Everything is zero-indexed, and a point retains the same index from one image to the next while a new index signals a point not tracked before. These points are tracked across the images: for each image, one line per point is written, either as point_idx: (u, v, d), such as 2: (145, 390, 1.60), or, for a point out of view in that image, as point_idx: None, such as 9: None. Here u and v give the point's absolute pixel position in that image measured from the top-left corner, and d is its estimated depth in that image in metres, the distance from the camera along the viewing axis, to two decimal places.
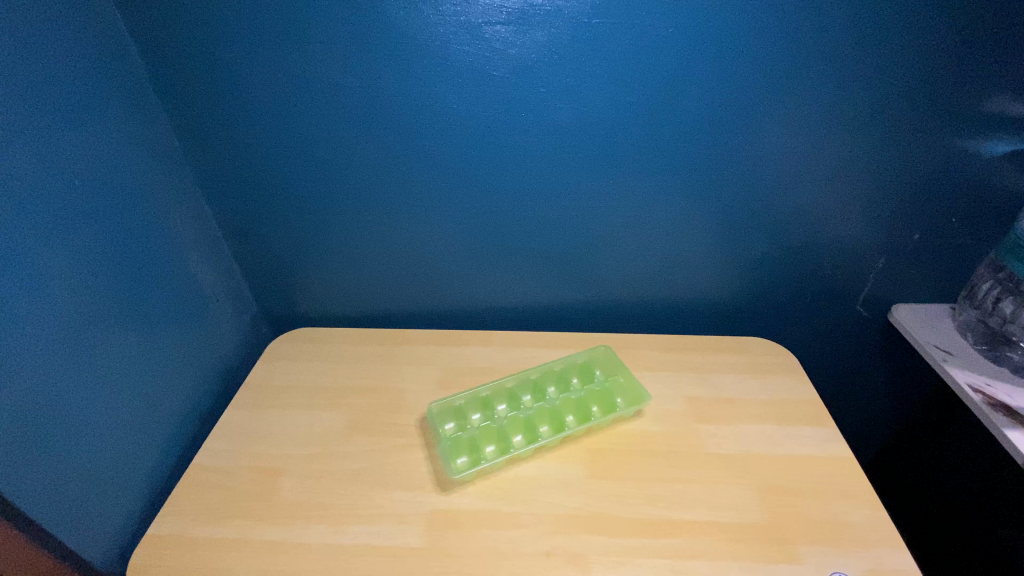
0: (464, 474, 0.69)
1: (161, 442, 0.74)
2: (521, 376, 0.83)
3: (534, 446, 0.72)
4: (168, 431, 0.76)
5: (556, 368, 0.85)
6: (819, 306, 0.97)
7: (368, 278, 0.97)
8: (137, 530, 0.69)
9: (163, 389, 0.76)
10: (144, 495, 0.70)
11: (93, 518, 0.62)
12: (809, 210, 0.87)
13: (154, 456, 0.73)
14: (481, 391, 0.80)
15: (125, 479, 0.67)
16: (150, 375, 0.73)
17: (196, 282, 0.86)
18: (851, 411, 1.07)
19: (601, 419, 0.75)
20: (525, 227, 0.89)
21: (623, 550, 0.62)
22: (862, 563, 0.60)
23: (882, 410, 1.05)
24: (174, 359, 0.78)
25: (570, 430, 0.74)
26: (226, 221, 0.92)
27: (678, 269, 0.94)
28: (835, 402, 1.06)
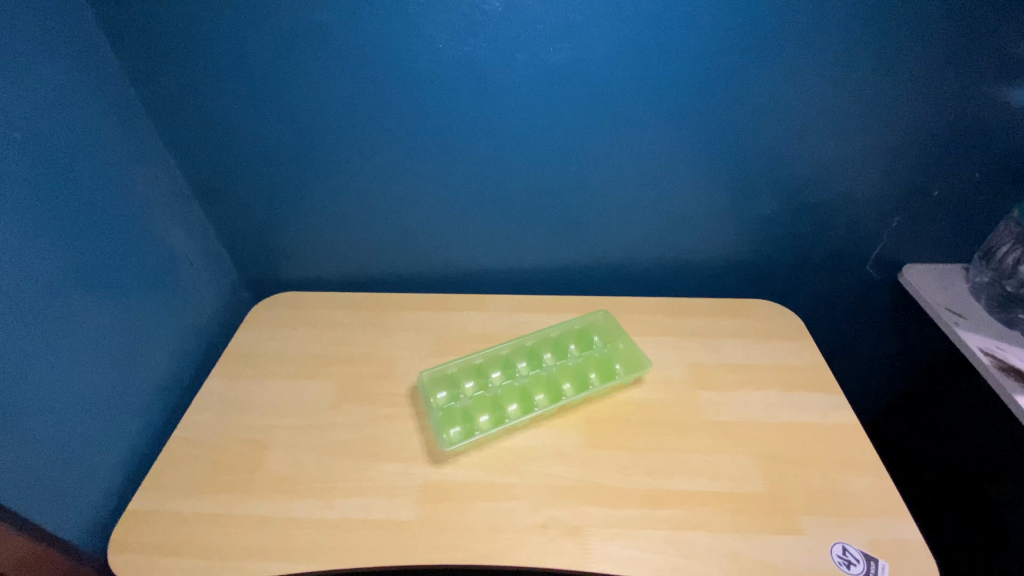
0: (457, 446, 0.66)
1: (138, 414, 0.71)
2: (515, 343, 0.79)
3: (530, 417, 0.69)
4: (146, 402, 0.73)
5: (552, 334, 0.81)
6: (826, 267, 0.93)
7: (353, 238, 0.92)
8: (118, 504, 0.67)
9: (137, 360, 0.72)
10: (125, 469, 0.68)
11: (68, 496, 0.59)
12: (823, 165, 0.81)
13: (133, 428, 0.70)
14: (474, 359, 0.76)
15: (101, 455, 0.64)
16: (122, 346, 0.69)
17: (168, 246, 0.80)
18: (854, 372, 1.05)
19: (600, 387, 0.72)
20: (520, 183, 0.83)
21: (621, 522, 0.60)
22: (865, 533, 0.59)
23: (885, 371, 1.03)
24: (149, 328, 0.74)
25: (567, 399, 0.71)
26: (195, 178, 0.85)
27: (681, 229, 0.89)
28: (838, 363, 1.04)
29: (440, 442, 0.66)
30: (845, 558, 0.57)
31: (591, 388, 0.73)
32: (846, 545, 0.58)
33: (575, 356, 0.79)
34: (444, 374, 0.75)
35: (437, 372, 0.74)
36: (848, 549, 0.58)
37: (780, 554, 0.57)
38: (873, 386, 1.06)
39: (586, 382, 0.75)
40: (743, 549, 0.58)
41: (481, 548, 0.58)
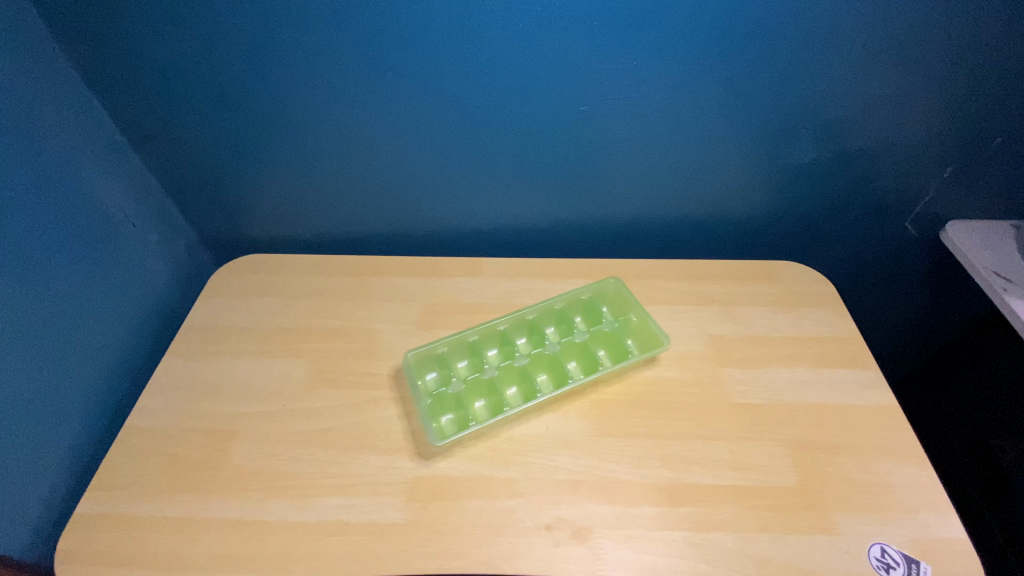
0: (449, 440, 0.59)
1: (76, 402, 0.62)
2: (514, 317, 0.70)
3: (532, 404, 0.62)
4: (85, 388, 0.64)
5: (556, 306, 0.72)
6: (861, 224, 0.83)
7: (326, 193, 0.80)
8: (62, 504, 0.59)
9: (67, 340, 0.62)
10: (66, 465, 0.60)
11: None
12: (873, 106, 0.69)
13: (70, 418, 0.61)
14: (467, 336, 0.68)
15: (31, 452, 0.56)
16: (43, 325, 0.59)
17: (97, 203, 0.68)
18: (881, 334, 0.97)
19: (610, 369, 0.64)
20: (516, 127, 0.71)
21: (634, 522, 0.53)
22: (906, 532, 0.53)
23: (914, 334, 0.95)
24: (78, 301, 0.64)
25: (573, 384, 0.63)
26: (128, 121, 0.72)
27: (701, 182, 0.78)
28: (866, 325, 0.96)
29: (428, 437, 0.58)
30: (884, 561, 0.52)
31: (600, 370, 0.65)
32: (885, 547, 0.52)
33: (582, 332, 0.70)
34: (434, 354, 0.67)
35: (424, 350, 0.66)
36: (887, 551, 0.52)
37: (812, 557, 0.52)
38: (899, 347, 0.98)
39: (595, 362, 0.67)
40: (771, 552, 0.52)
41: (478, 555, 0.52)
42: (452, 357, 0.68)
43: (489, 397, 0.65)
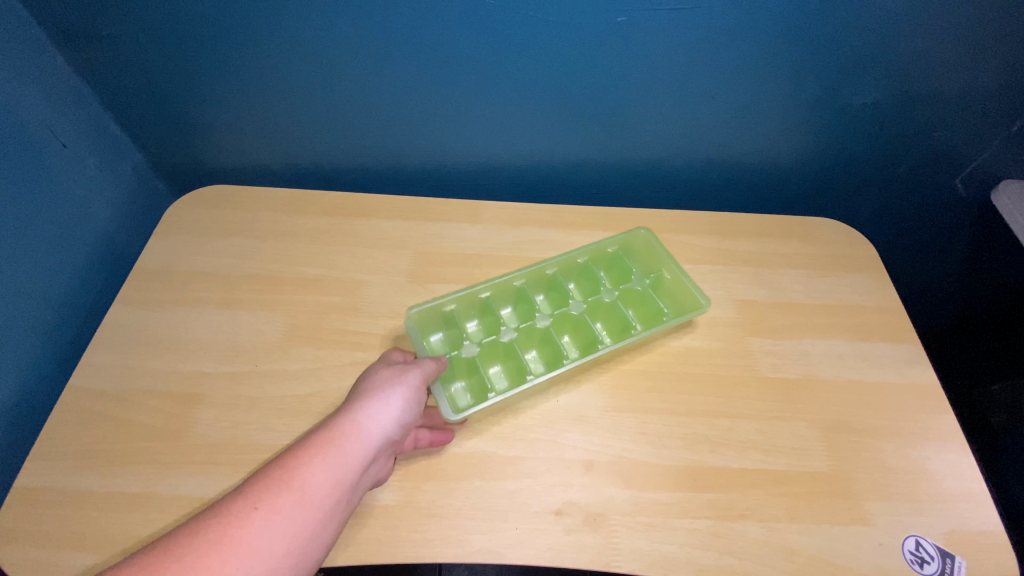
0: (466, 412, 0.52)
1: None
2: (532, 272, 0.62)
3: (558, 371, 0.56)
4: (8, 341, 0.55)
5: (579, 260, 0.64)
6: (905, 179, 0.74)
7: (302, 119, 0.68)
8: None
9: None
10: None
11: None
12: (959, 38, 0.58)
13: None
14: (478, 292, 0.60)
15: None
16: None
17: (16, 114, 0.55)
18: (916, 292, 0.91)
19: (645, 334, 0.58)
20: (533, 45, 0.59)
21: (653, 509, 0.48)
22: (943, 523, 0.49)
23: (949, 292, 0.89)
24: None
25: (606, 349, 0.57)
26: (44, 8, 0.56)
27: (743, 123, 0.67)
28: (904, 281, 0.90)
29: (442, 409, 0.51)
30: (918, 555, 0.47)
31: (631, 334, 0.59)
32: (920, 539, 0.48)
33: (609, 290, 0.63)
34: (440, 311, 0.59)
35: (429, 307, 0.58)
36: (922, 544, 0.48)
37: (844, 550, 0.47)
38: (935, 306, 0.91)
39: (625, 324, 0.61)
40: (801, 544, 0.47)
41: (478, 542, 0.46)
42: (461, 314, 0.61)
43: (506, 360, 0.59)
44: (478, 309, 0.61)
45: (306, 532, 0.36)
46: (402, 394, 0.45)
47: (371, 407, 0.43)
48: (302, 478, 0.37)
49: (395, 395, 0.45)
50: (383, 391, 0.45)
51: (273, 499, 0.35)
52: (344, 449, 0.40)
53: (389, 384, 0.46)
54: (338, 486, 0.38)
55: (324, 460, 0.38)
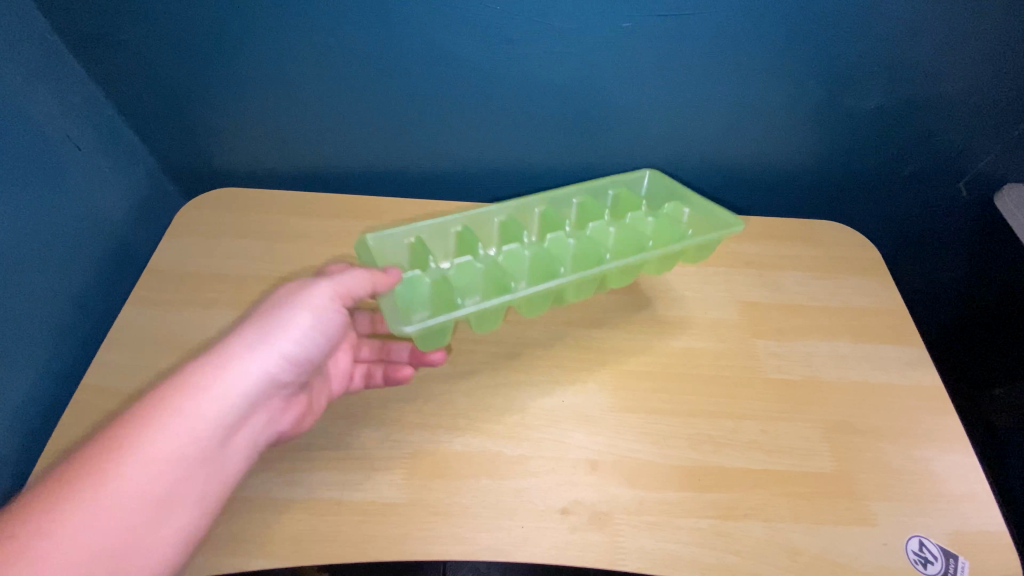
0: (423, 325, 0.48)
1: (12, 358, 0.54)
2: (515, 209, 0.65)
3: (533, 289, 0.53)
4: (24, 339, 0.56)
5: (575, 200, 0.68)
6: (909, 183, 0.75)
7: (312, 123, 0.69)
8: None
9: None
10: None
11: None
12: (960, 43, 0.59)
13: (6, 377, 0.54)
14: (450, 225, 0.62)
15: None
16: None
17: (30, 117, 0.56)
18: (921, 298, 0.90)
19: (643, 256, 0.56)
20: (540, 50, 0.60)
21: (657, 508, 0.49)
22: (946, 524, 0.49)
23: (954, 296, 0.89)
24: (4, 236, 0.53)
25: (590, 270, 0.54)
26: (63, 15, 0.58)
27: (747, 127, 0.68)
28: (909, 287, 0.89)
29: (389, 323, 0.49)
30: (922, 555, 0.47)
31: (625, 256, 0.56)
32: (924, 539, 0.48)
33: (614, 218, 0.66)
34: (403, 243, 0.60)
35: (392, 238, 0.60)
36: (926, 544, 0.48)
37: (848, 549, 0.47)
38: (941, 311, 0.91)
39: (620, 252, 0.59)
40: (805, 544, 0.47)
41: (485, 540, 0.47)
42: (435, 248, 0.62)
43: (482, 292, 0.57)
44: (459, 245, 0.63)
45: (155, 490, 0.37)
46: (290, 327, 0.46)
47: (250, 344, 0.44)
48: (152, 440, 0.37)
49: (265, 343, 0.45)
50: (264, 327, 0.45)
51: (113, 461, 0.36)
52: (211, 392, 0.41)
53: (274, 317, 0.46)
54: (208, 428, 0.40)
55: (173, 417, 0.39)
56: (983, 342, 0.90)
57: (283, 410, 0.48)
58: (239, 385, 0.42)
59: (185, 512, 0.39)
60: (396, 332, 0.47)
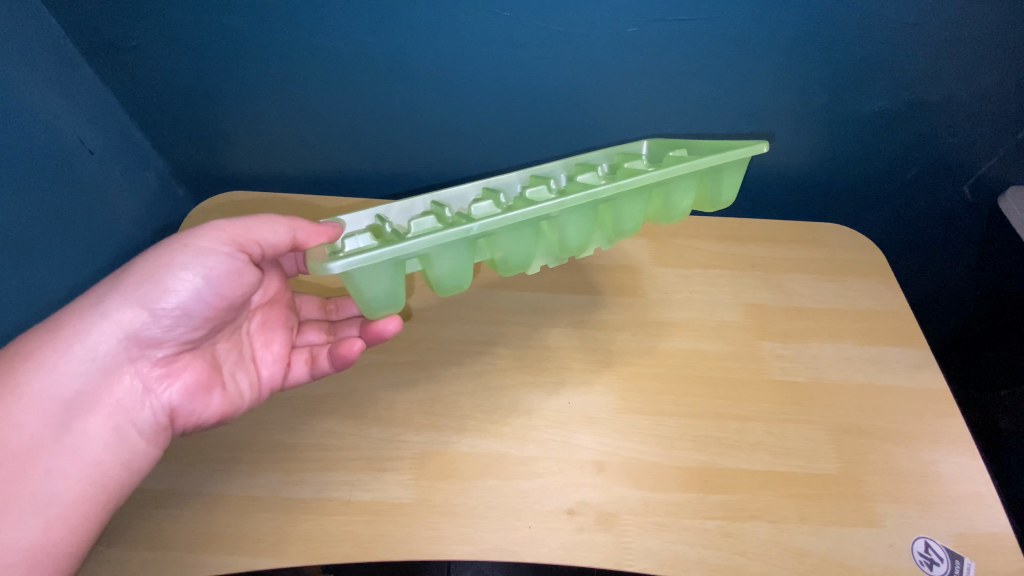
0: (351, 263, 0.42)
1: None
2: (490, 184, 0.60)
3: (485, 223, 0.46)
4: None
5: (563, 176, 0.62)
6: (913, 186, 0.75)
7: (320, 128, 0.69)
8: None
9: (10, 286, 0.54)
10: None
11: None
12: (964, 46, 0.60)
13: None
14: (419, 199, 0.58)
15: None
16: None
17: (42, 123, 0.57)
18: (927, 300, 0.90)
19: (613, 186, 0.49)
20: (546, 55, 0.61)
21: (663, 509, 0.49)
22: (952, 526, 0.49)
23: (959, 298, 0.89)
24: (13, 241, 0.54)
25: (549, 202, 0.47)
26: (77, 21, 0.59)
27: (752, 130, 0.68)
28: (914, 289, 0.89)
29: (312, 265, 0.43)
30: (928, 556, 0.48)
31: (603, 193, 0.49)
32: (929, 541, 0.48)
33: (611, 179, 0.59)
34: (364, 221, 0.56)
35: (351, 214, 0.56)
36: (931, 546, 0.48)
37: (855, 551, 0.47)
38: (946, 314, 0.91)
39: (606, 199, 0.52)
40: (811, 545, 0.47)
41: (492, 540, 0.47)
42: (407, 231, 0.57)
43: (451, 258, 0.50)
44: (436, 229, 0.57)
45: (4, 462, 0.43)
46: (167, 279, 0.46)
47: (118, 302, 0.46)
48: None
49: (137, 304, 0.46)
50: (137, 281, 0.46)
51: None
52: (61, 357, 0.45)
53: (146, 279, 0.46)
54: (51, 395, 0.45)
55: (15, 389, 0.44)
56: (989, 344, 0.90)
57: (185, 372, 0.51)
58: (99, 343, 0.46)
59: (90, 466, 0.45)
60: (319, 272, 0.42)
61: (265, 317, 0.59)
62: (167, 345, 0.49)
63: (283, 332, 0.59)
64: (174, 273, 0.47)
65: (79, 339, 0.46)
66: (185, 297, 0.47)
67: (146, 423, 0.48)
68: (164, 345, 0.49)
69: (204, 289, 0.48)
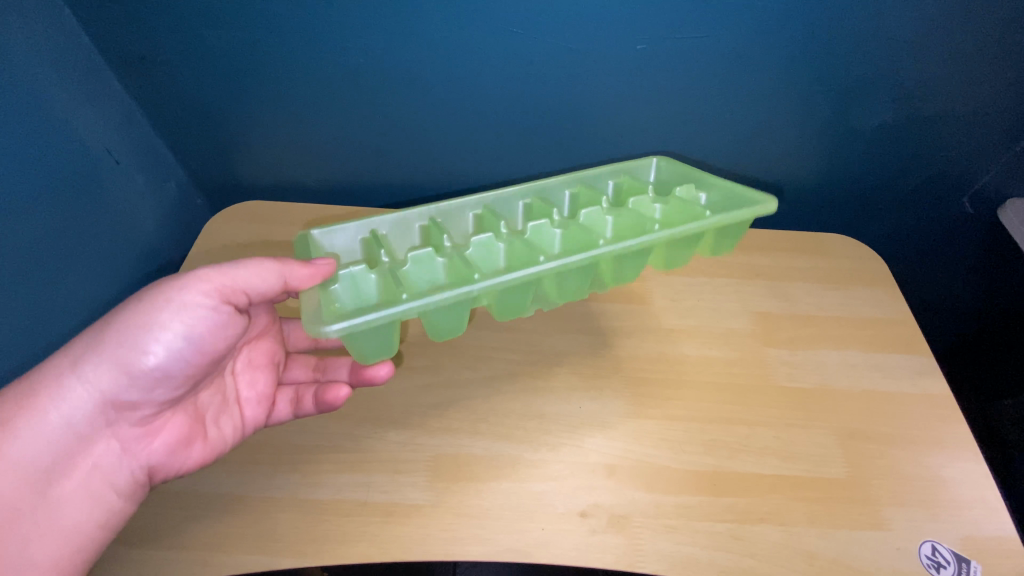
0: (347, 327, 0.45)
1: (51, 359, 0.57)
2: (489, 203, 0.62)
3: (482, 285, 0.48)
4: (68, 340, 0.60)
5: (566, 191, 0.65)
6: (914, 198, 0.77)
7: (337, 140, 0.71)
8: None
9: (43, 288, 0.56)
10: None
11: None
12: (959, 63, 0.62)
13: None
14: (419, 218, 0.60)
15: None
16: (20, 270, 0.54)
17: (72, 133, 0.59)
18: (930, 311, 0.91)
19: (609, 248, 0.51)
20: (559, 71, 0.63)
21: (673, 512, 0.50)
22: (959, 530, 0.50)
23: (961, 309, 0.90)
24: (44, 246, 0.56)
25: (544, 265, 0.50)
26: (110, 36, 0.61)
27: (756, 143, 0.70)
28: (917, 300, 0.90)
29: (305, 325, 0.45)
30: (935, 559, 0.48)
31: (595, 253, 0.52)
32: (937, 544, 0.49)
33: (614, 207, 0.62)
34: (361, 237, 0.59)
35: (349, 233, 0.58)
36: (939, 549, 0.49)
37: (864, 553, 0.48)
38: (949, 324, 0.92)
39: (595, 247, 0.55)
40: (821, 548, 0.48)
41: (506, 541, 0.48)
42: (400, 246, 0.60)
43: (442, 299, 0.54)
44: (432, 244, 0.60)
45: None
46: (148, 340, 0.47)
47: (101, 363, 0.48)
48: None
49: (116, 366, 0.48)
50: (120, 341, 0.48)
51: None
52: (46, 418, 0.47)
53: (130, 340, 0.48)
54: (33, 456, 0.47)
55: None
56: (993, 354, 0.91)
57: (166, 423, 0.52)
58: (80, 403, 0.48)
59: (68, 525, 0.47)
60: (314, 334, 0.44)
61: (252, 355, 0.61)
62: (147, 403, 0.50)
63: (269, 370, 0.61)
64: (157, 332, 0.48)
65: (63, 396, 0.48)
66: (163, 359, 0.48)
67: (123, 481, 0.50)
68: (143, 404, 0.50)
69: (183, 349, 0.49)
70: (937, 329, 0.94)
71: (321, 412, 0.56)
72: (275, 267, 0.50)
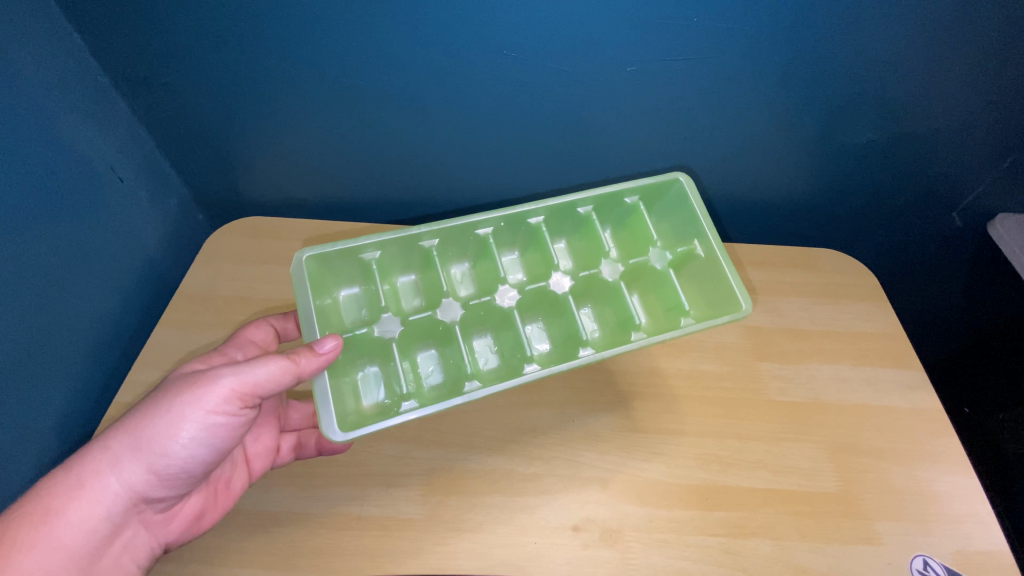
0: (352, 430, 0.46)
1: (60, 372, 0.59)
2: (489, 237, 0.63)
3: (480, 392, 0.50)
4: (76, 354, 0.61)
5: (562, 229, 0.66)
6: (902, 210, 0.78)
7: (334, 154, 0.72)
8: (49, 458, 0.58)
9: (51, 306, 0.58)
10: (60, 427, 0.59)
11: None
12: (950, 86, 0.62)
13: (48, 393, 0.58)
14: (420, 240, 0.60)
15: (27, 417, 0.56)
16: (29, 291, 0.55)
17: (80, 158, 0.61)
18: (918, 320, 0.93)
19: (602, 357, 0.53)
20: (553, 91, 0.63)
21: (665, 526, 0.50)
22: (947, 544, 0.51)
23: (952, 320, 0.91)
24: (51, 267, 0.58)
25: (541, 373, 0.51)
26: (109, 60, 0.62)
27: (747, 155, 0.72)
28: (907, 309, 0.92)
29: (323, 425, 0.46)
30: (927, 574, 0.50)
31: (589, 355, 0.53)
32: (929, 558, 0.50)
33: (610, 265, 0.65)
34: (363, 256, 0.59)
35: (350, 254, 0.57)
36: (930, 564, 0.50)
37: (853, 568, 0.49)
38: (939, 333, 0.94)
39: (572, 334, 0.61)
40: (811, 562, 0.49)
41: (500, 555, 0.49)
42: (394, 267, 0.62)
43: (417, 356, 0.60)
44: (426, 268, 0.62)
45: None
46: (178, 420, 0.45)
47: (113, 456, 0.45)
48: None
49: (145, 449, 0.45)
50: (134, 435, 0.45)
51: None
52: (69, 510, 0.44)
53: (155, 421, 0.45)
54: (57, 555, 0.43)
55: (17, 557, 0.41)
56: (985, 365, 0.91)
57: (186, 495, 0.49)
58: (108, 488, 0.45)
59: None
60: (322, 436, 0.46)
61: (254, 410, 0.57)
62: (160, 487, 0.47)
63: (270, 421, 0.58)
64: (172, 421, 0.45)
65: (73, 496, 0.44)
66: (195, 439, 0.46)
67: None
68: (169, 483, 0.47)
69: (211, 426, 0.46)
70: (928, 338, 0.95)
71: (320, 454, 0.54)
72: (287, 359, 0.46)
